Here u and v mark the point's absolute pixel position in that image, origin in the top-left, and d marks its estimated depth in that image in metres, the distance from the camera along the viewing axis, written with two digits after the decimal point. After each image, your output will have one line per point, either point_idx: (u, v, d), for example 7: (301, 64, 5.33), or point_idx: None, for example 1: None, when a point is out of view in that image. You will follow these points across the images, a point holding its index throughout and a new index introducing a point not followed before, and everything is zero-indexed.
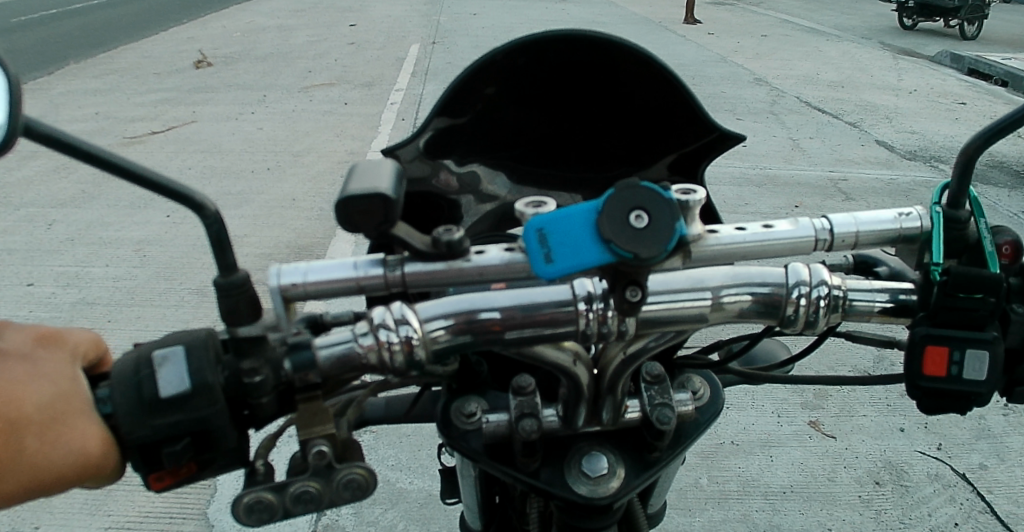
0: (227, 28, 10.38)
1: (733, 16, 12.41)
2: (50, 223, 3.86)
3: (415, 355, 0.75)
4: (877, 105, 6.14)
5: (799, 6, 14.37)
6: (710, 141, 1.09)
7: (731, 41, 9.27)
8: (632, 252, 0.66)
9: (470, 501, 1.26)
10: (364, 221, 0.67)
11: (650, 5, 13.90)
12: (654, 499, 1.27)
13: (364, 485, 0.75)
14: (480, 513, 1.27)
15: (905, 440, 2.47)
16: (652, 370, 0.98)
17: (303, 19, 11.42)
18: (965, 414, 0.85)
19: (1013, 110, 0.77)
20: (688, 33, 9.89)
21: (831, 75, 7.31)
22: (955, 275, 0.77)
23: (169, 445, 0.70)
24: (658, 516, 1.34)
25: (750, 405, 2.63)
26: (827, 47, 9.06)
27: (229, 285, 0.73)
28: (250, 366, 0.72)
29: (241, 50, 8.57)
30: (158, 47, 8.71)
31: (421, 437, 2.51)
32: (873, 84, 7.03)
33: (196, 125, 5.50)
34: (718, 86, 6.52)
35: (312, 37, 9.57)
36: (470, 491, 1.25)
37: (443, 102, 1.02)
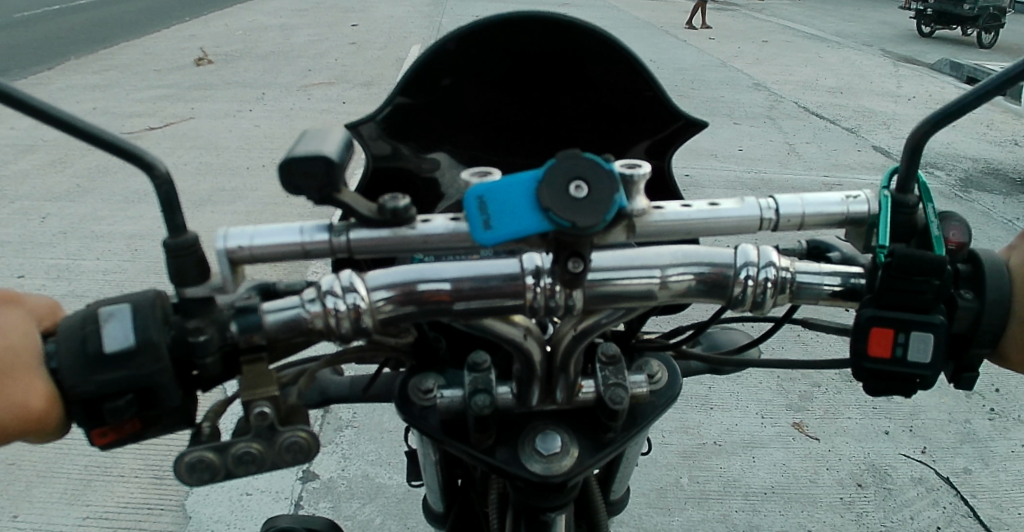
0: (230, 27, 10.39)
1: (737, 22, 12.42)
2: (43, 217, 3.88)
3: (361, 322, 0.77)
4: (877, 112, 6.13)
5: (803, 13, 14.39)
6: (674, 129, 1.10)
7: (733, 47, 9.29)
8: (569, 221, 0.67)
9: (433, 482, 1.27)
10: (307, 184, 0.68)
11: (654, 10, 13.92)
12: (616, 486, 1.27)
13: (307, 449, 0.76)
14: (442, 494, 1.28)
15: (890, 443, 2.47)
16: (608, 351, 0.99)
17: (306, 18, 11.47)
18: (911, 397, 0.86)
19: (957, 97, 0.77)
20: (690, 38, 9.88)
21: (830, 81, 7.32)
22: (898, 255, 0.77)
23: (111, 401, 0.72)
24: (621, 504, 1.35)
25: (735, 405, 2.64)
26: (828, 53, 9.08)
27: (179, 245, 0.74)
28: (195, 326, 0.74)
29: (243, 48, 8.60)
30: (160, 44, 8.74)
31: (402, 433, 2.52)
32: (873, 90, 7.02)
33: (195, 121, 5.53)
34: (717, 90, 6.53)
35: (316, 35, 9.60)
36: (433, 474, 1.26)
37: (404, 82, 1.04)
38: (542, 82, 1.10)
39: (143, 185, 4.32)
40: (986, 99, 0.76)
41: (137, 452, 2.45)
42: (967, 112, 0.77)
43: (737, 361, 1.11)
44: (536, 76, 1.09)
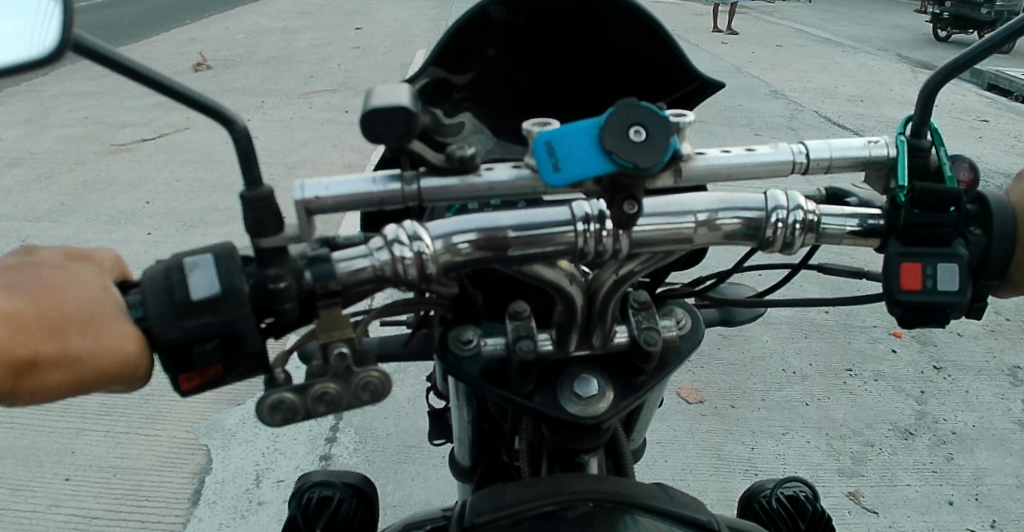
0: (231, 28, 10.19)
1: (745, 24, 12.49)
2: (24, 240, 3.79)
3: (426, 269, 0.82)
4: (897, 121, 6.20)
5: (814, 15, 14.43)
6: (692, 89, 1.15)
7: (746, 51, 9.35)
8: (632, 162, 0.73)
9: (461, 436, 1.32)
10: (387, 133, 0.72)
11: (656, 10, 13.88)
12: (636, 435, 1.35)
13: (380, 389, 0.81)
14: (470, 448, 1.33)
15: (956, 516, 2.36)
16: (640, 298, 1.05)
17: (309, 19, 11.28)
18: (944, 327, 0.91)
19: (966, 50, 0.85)
20: (702, 41, 10.00)
21: (849, 88, 7.29)
22: (919, 191, 0.85)
23: (200, 345, 0.76)
24: (639, 452, 1.43)
25: (781, 471, 2.51)
26: (843, 58, 9.07)
27: (256, 197, 0.78)
28: (275, 273, 0.78)
29: (244, 52, 8.45)
30: (159, 47, 8.61)
31: (406, 505, 2.33)
32: (891, 98, 7.04)
33: (190, 132, 5.44)
34: (735, 99, 6.53)
35: (324, 41, 9.44)
36: (461, 426, 1.31)
37: (438, 51, 1.06)
38: (567, 49, 1.15)
39: (145, 195, 4.33)
40: (990, 53, 0.85)
41: (138, 470, 2.45)
42: (976, 63, 0.85)
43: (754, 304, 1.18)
44: (562, 42, 1.14)
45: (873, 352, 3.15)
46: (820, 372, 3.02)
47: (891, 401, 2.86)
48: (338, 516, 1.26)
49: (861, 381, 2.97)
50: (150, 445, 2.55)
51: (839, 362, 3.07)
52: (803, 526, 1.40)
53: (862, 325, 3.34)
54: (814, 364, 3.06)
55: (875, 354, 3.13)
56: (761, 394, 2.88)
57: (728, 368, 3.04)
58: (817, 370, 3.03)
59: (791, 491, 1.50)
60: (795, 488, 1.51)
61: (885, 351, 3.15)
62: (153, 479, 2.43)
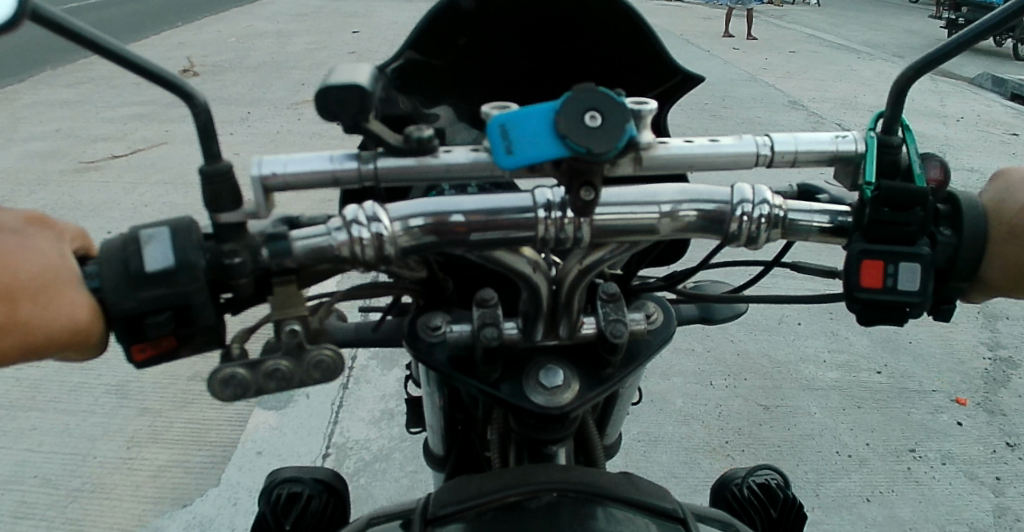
0: (229, 28, 10.06)
1: (759, 29, 12.22)
2: None
3: (384, 250, 0.82)
4: (927, 136, 5.88)
5: (831, 19, 14.16)
6: (675, 82, 1.16)
7: (760, 57, 9.14)
8: (585, 147, 0.72)
9: (435, 425, 1.33)
10: (341, 111, 0.72)
11: (669, 15, 13.66)
12: (610, 429, 1.35)
13: (333, 367, 0.81)
14: (444, 438, 1.34)
15: None
16: (609, 289, 1.04)
17: (308, 20, 11.12)
18: (902, 324, 0.92)
19: (943, 42, 0.84)
20: (715, 47, 9.78)
21: (869, 99, 7.06)
22: (885, 190, 0.83)
23: (153, 316, 0.76)
24: (614, 448, 1.43)
25: None
26: (862, 65, 8.84)
27: (214, 172, 0.78)
28: (230, 249, 0.79)
29: (238, 52, 8.32)
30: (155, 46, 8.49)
31: None
32: (917, 110, 6.76)
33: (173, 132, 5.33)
34: (755, 110, 6.25)
35: (330, 40, 9.31)
36: (434, 415, 1.32)
37: (416, 35, 1.07)
38: (549, 40, 1.16)
39: (138, 193, 4.20)
40: (966, 47, 0.83)
41: (127, 457, 2.45)
42: (952, 56, 0.83)
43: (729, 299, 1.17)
44: (544, 33, 1.15)
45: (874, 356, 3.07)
46: (877, 454, 2.56)
47: (964, 492, 2.43)
48: (308, 512, 1.26)
49: (891, 437, 2.63)
50: (139, 434, 2.54)
51: (839, 367, 3.00)
52: (775, 514, 1.46)
53: (875, 349, 3.12)
54: (813, 368, 2.99)
55: (877, 360, 3.05)
56: (796, 472, 2.47)
57: (731, 375, 2.93)
58: (874, 453, 2.57)
59: (763, 479, 1.54)
60: (766, 476, 1.56)
61: (887, 356, 3.08)
62: (139, 467, 2.42)
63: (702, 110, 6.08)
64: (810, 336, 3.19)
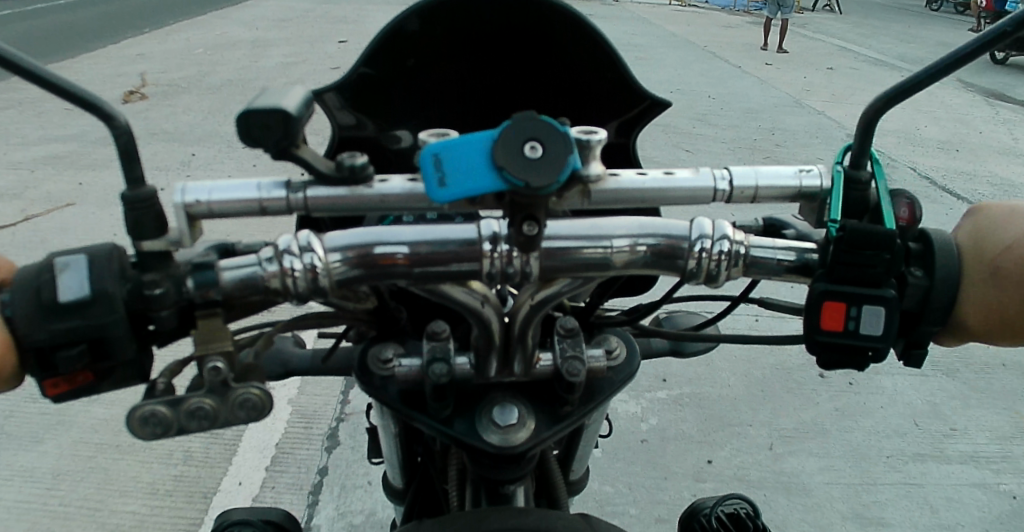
0: (256, 40, 9.76)
1: (803, 46, 11.69)
2: None
3: (318, 282, 0.78)
4: (1017, 185, 5.25)
5: (880, 35, 13.47)
6: (641, 109, 1.13)
7: (800, 76, 8.71)
8: (522, 181, 0.68)
9: (393, 457, 1.30)
10: (264, 136, 0.68)
11: (691, 25, 13.19)
12: (575, 464, 1.31)
13: (260, 406, 0.77)
14: (402, 469, 1.32)
15: None
16: (567, 324, 0.99)
17: (336, 31, 10.76)
18: (864, 371, 0.88)
19: (911, 73, 0.79)
20: (751, 64, 9.36)
21: (933, 130, 6.52)
22: (851, 230, 0.79)
23: (65, 350, 0.72)
24: (580, 484, 1.38)
25: None
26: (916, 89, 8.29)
27: (137, 197, 0.74)
28: (151, 279, 0.75)
29: (263, 66, 8.03)
30: (179, 58, 8.31)
31: None
32: (992, 147, 6.15)
33: (187, 144, 5.17)
34: (813, 147, 5.79)
35: (339, 52, 9.00)
36: (393, 447, 1.28)
37: (368, 53, 1.08)
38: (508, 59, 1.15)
39: None
40: (935, 79, 0.78)
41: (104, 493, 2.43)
42: (919, 91, 0.79)
43: (693, 337, 1.13)
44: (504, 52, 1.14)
45: (861, 398, 3.04)
46: None
47: None
48: None
49: None
50: (118, 458, 2.57)
51: (824, 405, 2.97)
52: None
53: None
54: (798, 405, 2.96)
55: (864, 401, 3.02)
56: None
57: (713, 414, 2.90)
58: None
59: (732, 508, 1.49)
60: (735, 505, 1.51)
61: None
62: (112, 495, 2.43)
63: (734, 140, 5.75)
64: (797, 375, 3.14)
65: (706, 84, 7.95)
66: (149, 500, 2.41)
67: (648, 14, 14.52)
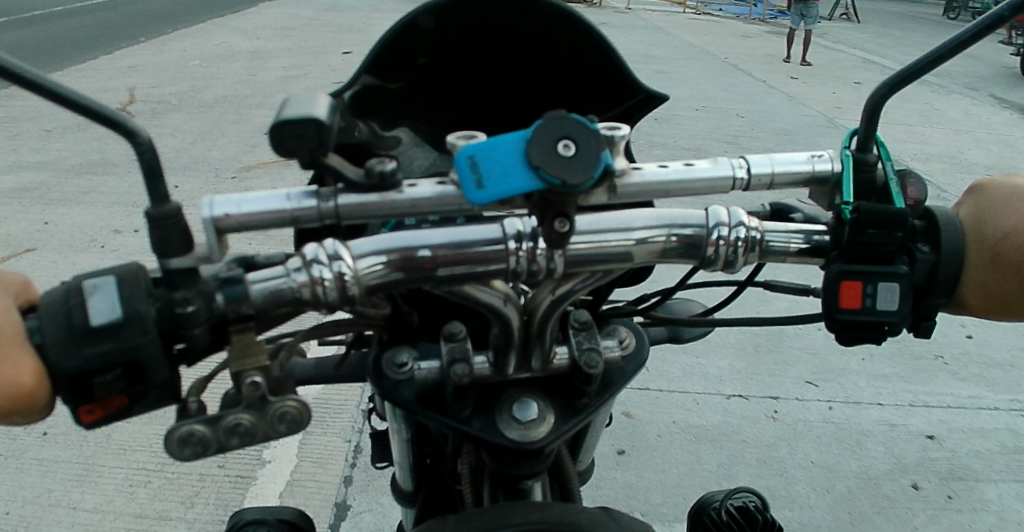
0: (261, 51, 9.33)
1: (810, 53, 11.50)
2: None
3: (348, 290, 0.77)
4: None
5: (883, 42, 13.22)
6: (637, 100, 1.14)
7: (810, 85, 8.52)
8: (560, 179, 0.69)
9: (402, 460, 1.24)
10: (298, 146, 0.68)
11: (707, 33, 12.85)
12: (582, 455, 1.31)
13: (299, 418, 0.76)
14: (411, 472, 1.26)
15: None
16: (580, 317, 1.00)
17: (341, 41, 10.32)
18: (880, 345, 0.91)
19: (915, 58, 0.82)
20: (760, 72, 9.23)
21: (976, 154, 6.08)
22: (865, 211, 0.82)
23: (100, 375, 0.70)
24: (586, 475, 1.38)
25: None
26: (939, 102, 7.92)
27: (162, 214, 0.72)
28: (182, 296, 0.73)
29: (273, 81, 7.66)
30: (180, 70, 7.98)
31: None
32: None
33: (194, 166, 4.99)
34: None
35: (341, 64, 8.68)
36: (400, 451, 1.26)
37: (369, 61, 1.06)
38: (509, 59, 1.15)
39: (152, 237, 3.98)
40: (940, 63, 0.82)
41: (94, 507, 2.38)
42: (921, 76, 0.82)
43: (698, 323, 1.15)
44: (504, 52, 1.14)
45: (843, 378, 3.13)
46: None
47: None
48: None
49: None
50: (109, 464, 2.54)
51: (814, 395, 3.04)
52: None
53: None
54: (782, 388, 3.05)
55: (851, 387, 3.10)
56: None
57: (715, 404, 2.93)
58: None
59: (741, 502, 1.51)
60: (744, 498, 1.53)
61: None
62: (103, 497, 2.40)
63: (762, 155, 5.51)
64: (784, 360, 3.23)
65: (709, 88, 7.92)
66: (137, 507, 2.38)
67: (652, 20, 14.51)
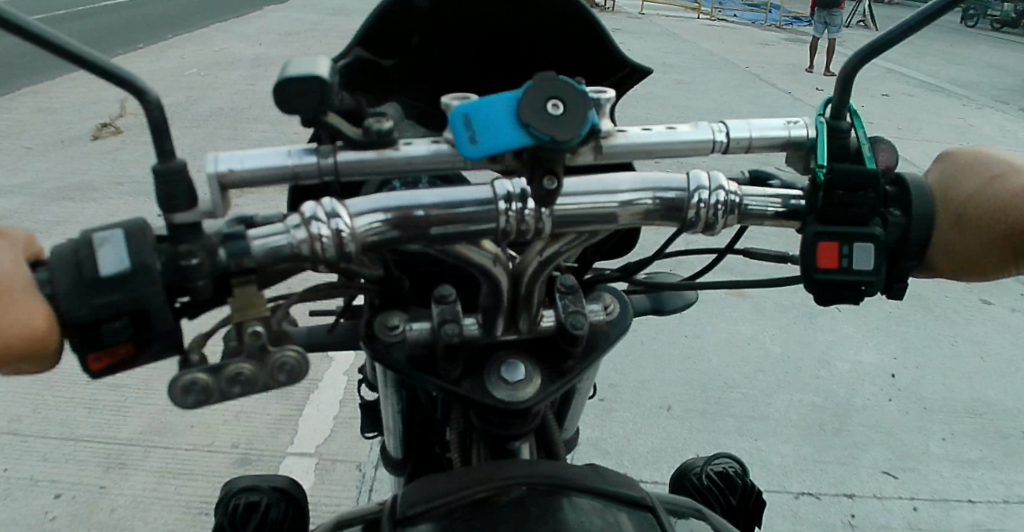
0: (284, 54, 9.18)
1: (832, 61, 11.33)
2: None
3: (345, 247, 0.80)
4: None
5: (909, 50, 12.91)
6: (622, 74, 1.19)
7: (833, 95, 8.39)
8: (548, 135, 0.72)
9: (392, 427, 1.26)
10: (301, 102, 0.71)
11: (725, 41, 12.77)
12: (567, 425, 1.32)
13: (297, 369, 0.79)
14: (401, 439, 1.28)
15: None
16: (566, 282, 1.04)
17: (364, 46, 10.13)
18: (857, 305, 0.94)
19: (886, 29, 0.87)
20: (778, 79, 9.16)
21: None
22: (839, 173, 0.86)
23: (108, 323, 0.73)
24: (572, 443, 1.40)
25: None
26: (968, 114, 7.72)
27: (168, 171, 0.76)
28: (187, 250, 0.77)
29: None
30: (199, 73, 7.89)
31: None
32: None
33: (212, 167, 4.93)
34: None
35: None
36: (390, 418, 1.27)
37: (361, 35, 1.11)
38: (499, 38, 1.19)
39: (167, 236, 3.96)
40: (911, 33, 0.86)
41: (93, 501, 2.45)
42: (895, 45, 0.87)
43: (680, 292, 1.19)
44: (495, 32, 1.18)
45: (837, 390, 3.18)
46: None
47: None
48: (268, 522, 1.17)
49: None
50: (108, 462, 2.60)
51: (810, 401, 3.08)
52: (734, 502, 1.50)
53: None
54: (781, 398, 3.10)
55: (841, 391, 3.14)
56: None
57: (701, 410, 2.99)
58: None
59: (720, 467, 1.57)
60: (724, 464, 1.59)
61: None
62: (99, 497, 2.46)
63: None
64: (782, 372, 3.28)
65: (725, 95, 7.89)
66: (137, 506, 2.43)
67: (672, 28, 14.45)
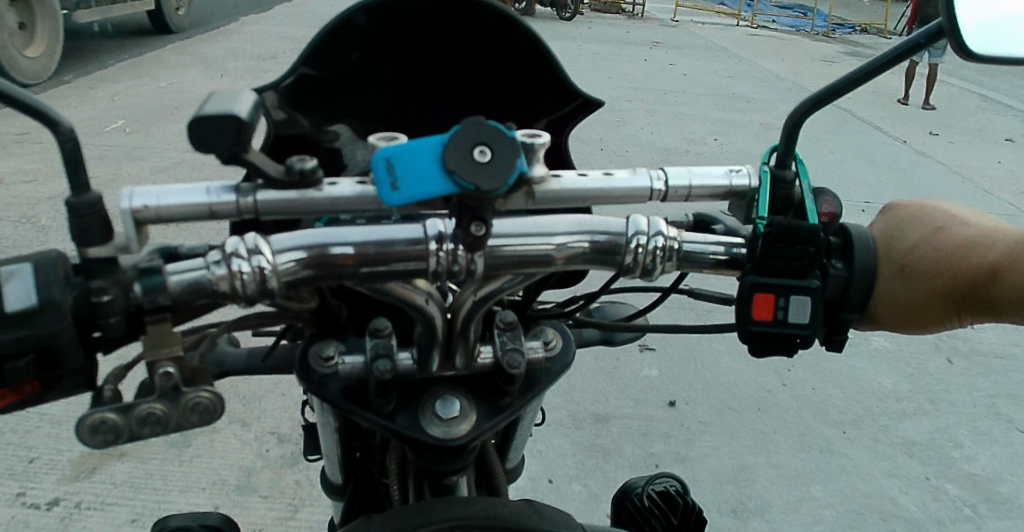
0: None
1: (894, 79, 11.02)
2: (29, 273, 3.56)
3: (267, 284, 0.78)
4: None
5: (982, 72, 12.49)
6: (574, 106, 1.17)
7: (885, 119, 8.23)
8: (473, 184, 0.70)
9: (332, 452, 1.25)
10: (215, 140, 0.69)
11: (782, 57, 12.57)
12: (512, 453, 1.31)
13: (212, 409, 0.78)
14: (341, 464, 1.26)
15: None
16: (506, 318, 1.02)
17: None
18: (792, 357, 0.94)
19: (831, 81, 0.86)
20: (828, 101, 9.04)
21: None
22: (777, 226, 0.85)
23: (11, 362, 0.71)
24: (518, 473, 1.39)
25: None
26: None
27: (82, 204, 0.73)
28: (98, 286, 0.74)
29: None
30: (257, 82, 7.91)
31: None
32: None
33: None
34: None
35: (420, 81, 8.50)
36: (331, 444, 1.26)
37: (305, 54, 1.08)
38: (447, 58, 1.19)
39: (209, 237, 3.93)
40: (860, 82, 0.85)
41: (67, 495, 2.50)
42: (839, 96, 0.86)
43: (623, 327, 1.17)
44: (443, 50, 1.18)
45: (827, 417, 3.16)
46: None
47: None
48: None
49: None
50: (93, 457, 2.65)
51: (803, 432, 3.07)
52: (675, 522, 1.48)
53: None
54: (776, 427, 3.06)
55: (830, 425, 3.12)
56: None
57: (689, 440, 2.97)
58: None
59: (662, 487, 1.58)
60: (665, 484, 1.60)
61: None
62: (72, 511, 2.44)
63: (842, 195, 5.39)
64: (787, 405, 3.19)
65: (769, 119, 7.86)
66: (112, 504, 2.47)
67: (725, 41, 14.32)
